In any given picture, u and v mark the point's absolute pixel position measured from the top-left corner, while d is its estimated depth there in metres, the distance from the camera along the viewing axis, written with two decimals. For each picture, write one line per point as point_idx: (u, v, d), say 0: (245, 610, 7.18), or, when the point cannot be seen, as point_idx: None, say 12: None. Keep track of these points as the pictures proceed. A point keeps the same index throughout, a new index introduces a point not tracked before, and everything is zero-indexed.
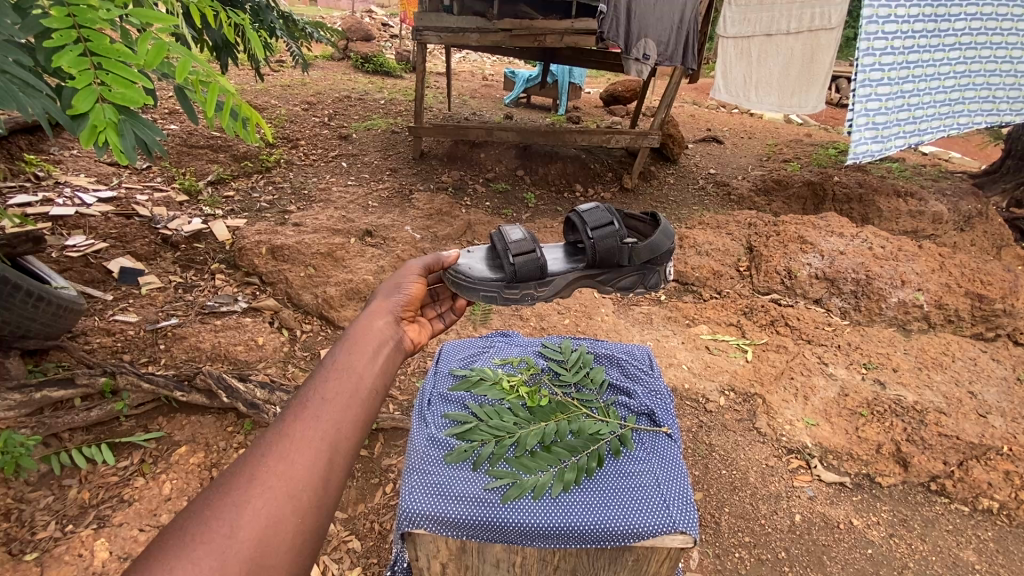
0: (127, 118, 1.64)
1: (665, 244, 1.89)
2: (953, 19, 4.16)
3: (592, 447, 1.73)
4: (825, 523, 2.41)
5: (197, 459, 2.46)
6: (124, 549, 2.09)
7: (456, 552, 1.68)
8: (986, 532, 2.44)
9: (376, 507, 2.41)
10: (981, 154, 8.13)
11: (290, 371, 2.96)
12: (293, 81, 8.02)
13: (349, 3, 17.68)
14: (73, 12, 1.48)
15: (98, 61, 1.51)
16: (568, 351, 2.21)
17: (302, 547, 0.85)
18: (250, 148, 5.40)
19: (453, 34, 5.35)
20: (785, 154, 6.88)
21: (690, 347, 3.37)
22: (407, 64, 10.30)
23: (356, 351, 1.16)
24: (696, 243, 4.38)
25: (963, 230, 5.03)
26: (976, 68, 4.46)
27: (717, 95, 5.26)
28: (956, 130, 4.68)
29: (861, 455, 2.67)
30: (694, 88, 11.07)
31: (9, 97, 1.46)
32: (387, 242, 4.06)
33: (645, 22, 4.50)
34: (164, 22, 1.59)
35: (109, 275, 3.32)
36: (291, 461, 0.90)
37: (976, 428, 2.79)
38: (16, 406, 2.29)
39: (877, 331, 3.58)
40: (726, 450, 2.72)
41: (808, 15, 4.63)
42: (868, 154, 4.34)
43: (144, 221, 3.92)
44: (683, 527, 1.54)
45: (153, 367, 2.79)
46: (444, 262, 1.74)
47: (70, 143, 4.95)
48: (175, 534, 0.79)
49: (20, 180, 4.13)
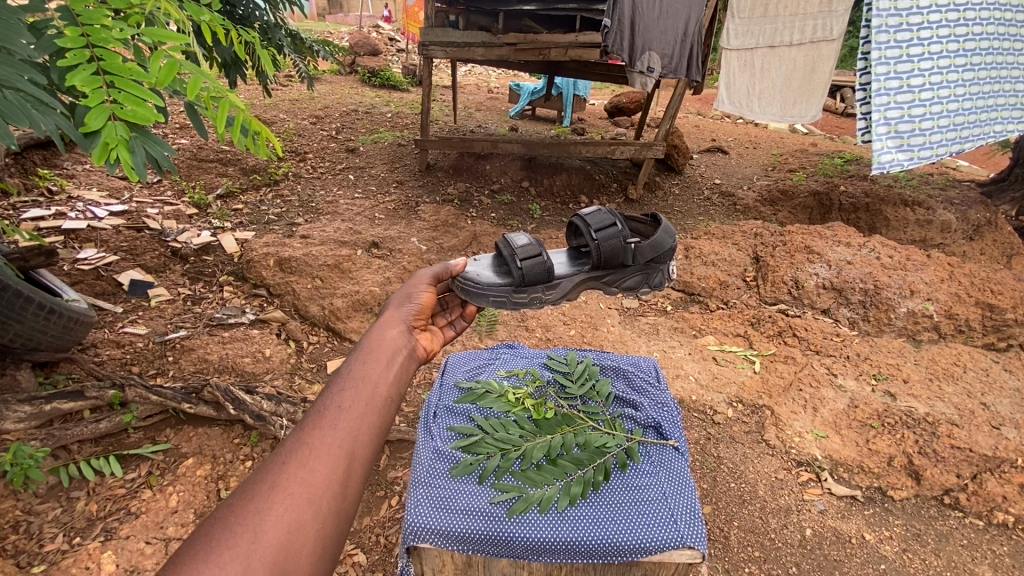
0: (138, 135, 1.65)
1: (668, 241, 1.89)
2: (982, 23, 4.19)
3: (598, 460, 1.72)
4: (837, 537, 2.37)
5: (203, 471, 2.47)
6: (130, 562, 2.09)
7: (462, 565, 1.66)
8: (1000, 547, 2.40)
9: (381, 520, 2.40)
10: (990, 163, 8.16)
11: (297, 384, 2.97)
12: (301, 96, 8.15)
13: (355, 19, 18.18)
14: (87, 31, 1.54)
15: (110, 79, 1.55)
16: (573, 362, 2.20)
17: (322, 552, 0.85)
18: (259, 162, 5.46)
19: (459, 49, 5.42)
20: (790, 164, 6.89)
21: (697, 357, 3.34)
22: (413, 77, 10.46)
23: (371, 361, 1.18)
24: (702, 253, 4.39)
25: (971, 239, 5.00)
26: (1003, 74, 4.53)
27: (721, 106, 5.29)
28: (994, 136, 4.70)
29: (872, 468, 2.63)
30: (700, 99, 11.16)
31: (23, 114, 1.44)
32: (394, 253, 4.08)
33: (649, 36, 4.52)
34: (176, 40, 1.62)
35: (119, 287, 3.36)
36: (311, 468, 0.91)
37: (990, 439, 2.74)
38: (26, 418, 2.32)
39: (887, 341, 3.53)
40: (735, 463, 2.69)
41: (811, 25, 4.63)
42: (897, 164, 4.25)
43: (155, 234, 3.98)
44: (692, 542, 1.52)
45: (161, 379, 2.80)
46: (452, 271, 1.75)
47: (83, 158, 5.05)
48: (202, 541, 0.80)
49: (33, 195, 4.19)
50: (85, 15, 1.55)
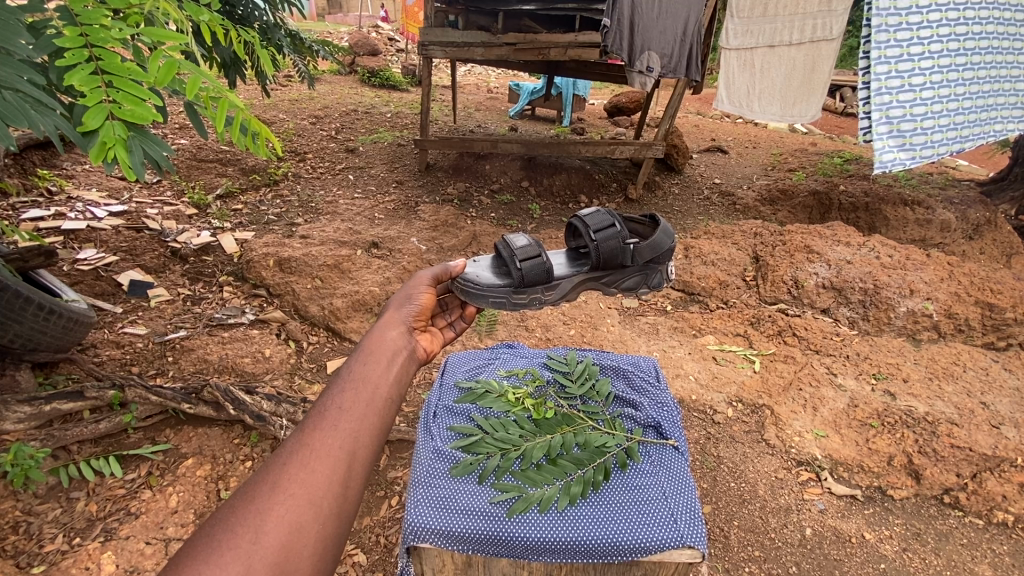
0: (136, 134, 1.65)
1: (667, 242, 1.89)
2: (982, 22, 4.19)
3: (598, 460, 1.71)
4: (837, 537, 2.37)
5: (203, 471, 2.47)
6: (131, 562, 2.09)
7: (461, 565, 1.67)
8: (1001, 546, 2.40)
9: (381, 520, 2.40)
10: (989, 162, 8.17)
11: (297, 384, 2.97)
12: (301, 96, 8.15)
13: (355, 19, 18.21)
14: (86, 31, 1.54)
15: (109, 79, 1.55)
16: (573, 362, 2.20)
17: (323, 553, 0.85)
18: (259, 162, 5.46)
19: (459, 49, 5.42)
20: (790, 164, 6.89)
21: (697, 357, 3.34)
22: (413, 77, 10.46)
23: (371, 362, 1.18)
24: (702, 253, 4.39)
25: (970, 238, 5.00)
26: (1004, 73, 4.53)
27: (720, 106, 5.32)
28: (995, 136, 4.69)
29: (871, 467, 2.63)
30: (700, 99, 11.16)
31: (22, 114, 1.44)
32: (394, 253, 4.08)
33: (648, 36, 4.52)
34: (174, 40, 1.62)
35: (119, 287, 3.36)
36: (312, 469, 0.91)
37: (989, 438, 2.74)
38: (26, 419, 2.31)
39: (887, 341, 3.53)
40: (735, 463, 2.69)
41: (811, 25, 4.62)
42: (899, 163, 4.24)
43: (154, 234, 3.98)
44: (691, 542, 1.52)
45: (161, 379, 2.80)
46: (451, 272, 1.75)
47: (82, 159, 5.05)
48: (203, 542, 0.80)
49: (33, 195, 4.19)
50: (83, 15, 1.55)
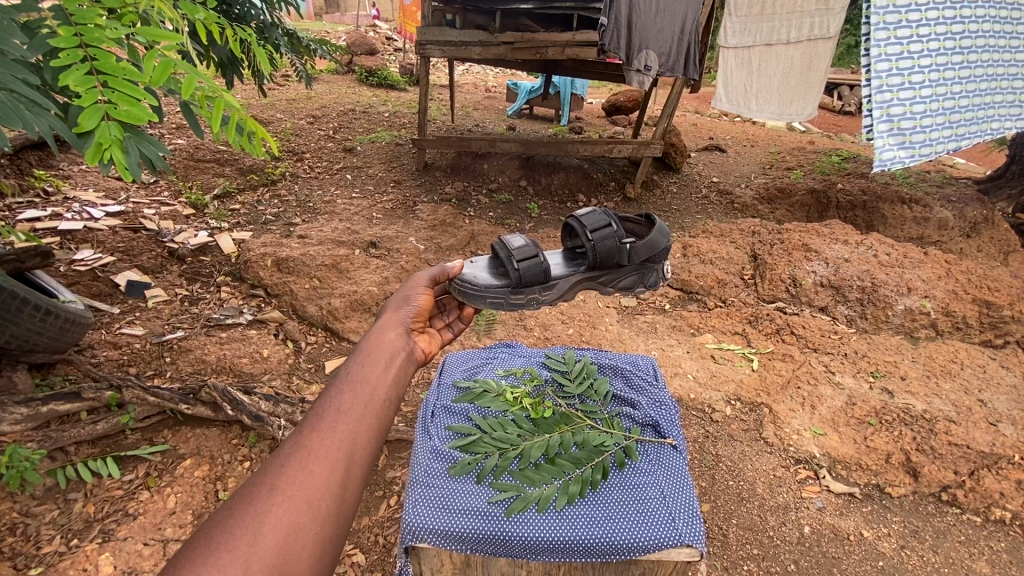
0: (132, 135, 1.64)
1: (663, 241, 1.90)
2: (980, 20, 4.19)
3: (597, 459, 1.72)
4: (835, 534, 2.38)
5: (202, 471, 2.47)
6: (129, 563, 2.09)
7: (460, 565, 1.66)
8: (999, 543, 2.41)
9: (381, 520, 2.40)
10: (986, 161, 8.19)
11: (295, 384, 2.96)
12: (299, 96, 8.14)
13: (353, 19, 18.18)
14: (80, 31, 1.54)
15: (104, 79, 1.55)
16: (571, 361, 2.20)
17: (321, 555, 0.84)
18: (256, 162, 5.44)
19: (456, 47, 5.42)
20: (788, 162, 6.90)
21: (695, 356, 3.34)
22: (411, 77, 10.46)
23: (369, 363, 1.17)
24: (700, 251, 4.39)
25: (968, 236, 5.01)
26: (1001, 71, 4.53)
27: (718, 104, 5.35)
28: (993, 134, 4.69)
29: (869, 465, 2.64)
30: (698, 98, 11.17)
31: (16, 114, 1.43)
32: (392, 253, 4.07)
33: (646, 35, 4.52)
34: (169, 39, 1.61)
35: (116, 288, 3.35)
36: (310, 471, 0.90)
37: (987, 436, 2.75)
38: (23, 420, 2.31)
39: (885, 338, 3.54)
40: (733, 461, 2.70)
41: (808, 24, 4.62)
42: (899, 161, 4.19)
43: (152, 234, 3.97)
44: (689, 540, 1.52)
45: (159, 380, 2.80)
46: (449, 273, 1.74)
47: (79, 159, 5.03)
48: (200, 545, 0.79)
49: (29, 196, 4.18)
50: (78, 15, 1.56)
